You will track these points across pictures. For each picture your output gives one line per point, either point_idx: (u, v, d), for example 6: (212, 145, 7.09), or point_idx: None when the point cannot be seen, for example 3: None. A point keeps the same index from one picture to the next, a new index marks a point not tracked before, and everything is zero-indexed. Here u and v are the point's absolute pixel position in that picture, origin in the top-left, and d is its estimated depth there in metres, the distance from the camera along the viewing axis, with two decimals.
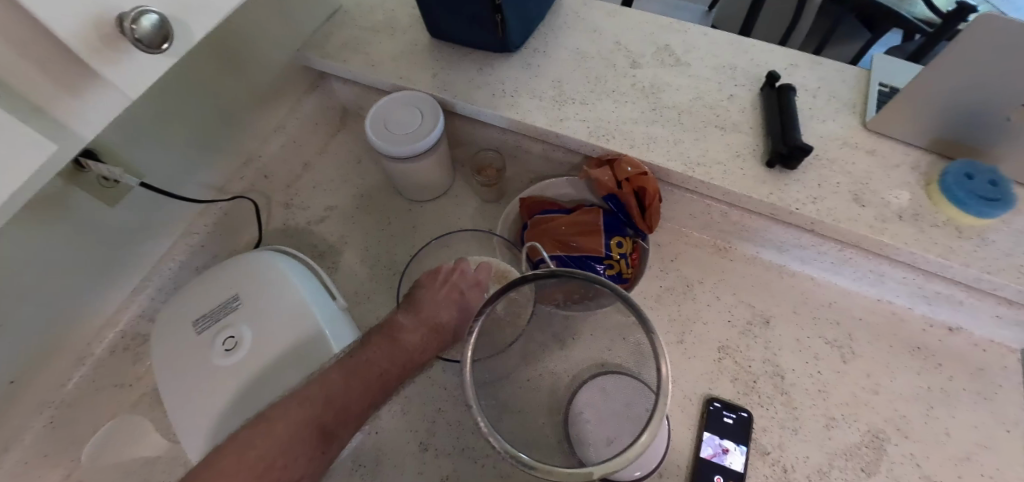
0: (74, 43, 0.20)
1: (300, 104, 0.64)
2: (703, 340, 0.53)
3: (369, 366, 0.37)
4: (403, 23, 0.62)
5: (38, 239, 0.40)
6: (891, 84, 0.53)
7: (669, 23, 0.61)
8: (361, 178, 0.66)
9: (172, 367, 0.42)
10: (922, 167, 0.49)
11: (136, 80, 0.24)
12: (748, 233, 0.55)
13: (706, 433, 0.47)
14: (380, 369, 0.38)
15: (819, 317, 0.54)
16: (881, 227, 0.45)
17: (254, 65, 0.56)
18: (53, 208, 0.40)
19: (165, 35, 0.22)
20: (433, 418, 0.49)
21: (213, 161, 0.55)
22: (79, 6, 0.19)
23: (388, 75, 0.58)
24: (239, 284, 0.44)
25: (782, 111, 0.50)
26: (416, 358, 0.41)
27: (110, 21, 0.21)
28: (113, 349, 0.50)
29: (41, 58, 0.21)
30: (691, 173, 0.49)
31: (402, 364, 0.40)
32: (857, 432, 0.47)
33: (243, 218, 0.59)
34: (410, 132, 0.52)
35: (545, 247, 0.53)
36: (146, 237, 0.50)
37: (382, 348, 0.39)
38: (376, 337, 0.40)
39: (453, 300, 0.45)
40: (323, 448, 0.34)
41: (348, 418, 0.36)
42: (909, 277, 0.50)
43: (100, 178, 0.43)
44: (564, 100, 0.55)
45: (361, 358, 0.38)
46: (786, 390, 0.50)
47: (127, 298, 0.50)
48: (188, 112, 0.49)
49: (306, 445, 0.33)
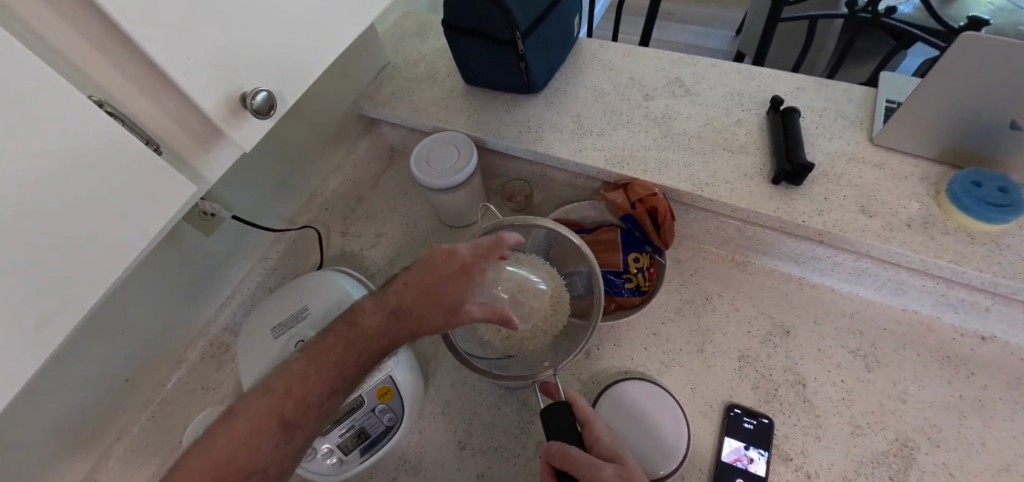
0: (212, 113, 0.28)
1: (355, 146, 0.75)
2: (722, 349, 0.55)
3: (325, 352, 0.39)
4: (442, 73, 0.71)
5: (156, 260, 0.51)
6: (899, 100, 0.55)
7: (680, 58, 0.67)
8: (406, 208, 0.74)
9: (253, 370, 0.50)
10: (932, 178, 0.51)
11: (251, 139, 0.32)
12: (765, 247, 0.58)
13: (728, 438, 0.49)
14: (334, 356, 0.39)
15: (841, 327, 0.55)
16: (889, 236, 0.48)
17: (319, 116, 0.67)
18: (168, 236, 0.51)
19: (272, 104, 0.31)
20: (470, 421, 0.54)
21: (285, 198, 0.65)
22: (216, 91, 0.28)
23: (428, 118, 0.67)
24: (307, 299, 0.53)
25: (787, 133, 0.54)
26: (376, 343, 0.40)
27: (236, 98, 0.29)
28: (203, 356, 0.59)
29: (190, 126, 0.30)
30: (700, 192, 0.53)
31: (357, 349, 0.40)
32: (885, 440, 0.48)
33: (309, 245, 0.69)
34: (447, 166, 0.60)
35: None
36: (233, 260, 0.60)
37: (339, 335, 0.40)
38: (338, 325, 0.41)
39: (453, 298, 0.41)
40: (287, 440, 0.37)
41: None
42: (929, 285, 0.50)
43: (202, 213, 0.53)
44: (583, 132, 0.61)
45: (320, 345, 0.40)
46: (809, 398, 0.51)
47: (215, 313, 0.60)
48: (263, 157, 0.60)
49: (268, 434, 0.36)
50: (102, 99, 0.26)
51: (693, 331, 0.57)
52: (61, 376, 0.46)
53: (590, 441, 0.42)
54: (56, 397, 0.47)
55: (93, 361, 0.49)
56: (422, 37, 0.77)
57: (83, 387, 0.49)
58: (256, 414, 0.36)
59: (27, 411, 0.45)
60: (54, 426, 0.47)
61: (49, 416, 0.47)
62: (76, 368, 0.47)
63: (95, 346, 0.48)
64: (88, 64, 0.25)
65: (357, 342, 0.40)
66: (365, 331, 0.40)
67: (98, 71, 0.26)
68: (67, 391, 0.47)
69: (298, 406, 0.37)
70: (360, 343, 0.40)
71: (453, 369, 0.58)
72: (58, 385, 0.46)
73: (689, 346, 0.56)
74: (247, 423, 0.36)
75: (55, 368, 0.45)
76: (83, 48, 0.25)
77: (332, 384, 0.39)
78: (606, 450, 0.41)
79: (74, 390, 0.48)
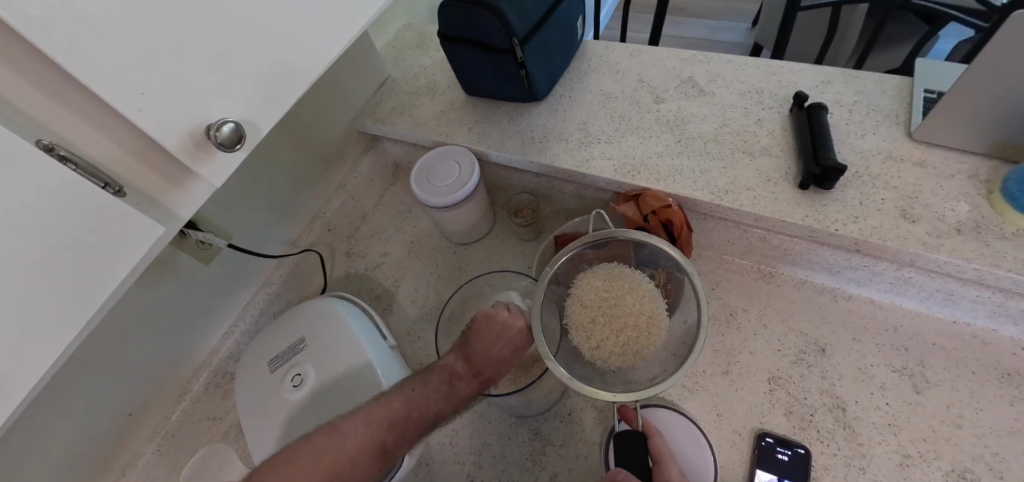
0: (176, 147, 0.26)
1: (357, 163, 0.73)
2: (750, 371, 0.51)
3: (426, 398, 0.41)
4: (443, 84, 0.69)
5: (152, 292, 0.50)
6: (938, 90, 0.50)
7: (692, 56, 0.63)
8: (411, 224, 0.72)
9: (252, 405, 0.49)
10: (981, 175, 0.46)
11: (221, 174, 0.30)
12: (791, 257, 0.53)
13: (760, 471, 0.45)
14: (435, 402, 0.41)
15: (883, 343, 0.50)
16: (937, 244, 0.43)
17: (318, 136, 0.65)
18: (162, 269, 0.50)
19: (240, 137, 0.28)
20: (479, 452, 0.51)
21: (287, 221, 0.64)
22: (179, 124, 0.26)
23: (429, 133, 0.64)
24: (304, 329, 0.51)
25: (813, 132, 0.49)
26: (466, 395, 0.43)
27: (202, 130, 0.27)
28: (207, 386, 0.58)
29: (158, 164, 0.29)
30: (719, 201, 0.49)
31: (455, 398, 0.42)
32: (938, 472, 0.43)
33: (312, 268, 0.67)
34: (448, 183, 0.57)
35: (610, 269, 0.52)
36: (237, 287, 0.59)
37: (439, 384, 0.42)
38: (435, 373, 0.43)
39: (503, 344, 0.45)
40: (381, 464, 0.38)
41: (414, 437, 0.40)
42: (984, 296, 0.45)
43: (198, 242, 0.52)
44: (590, 140, 0.58)
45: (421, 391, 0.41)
46: (850, 424, 0.46)
47: (219, 342, 0.59)
48: (266, 182, 0.59)
49: (371, 461, 0.38)
50: (51, 142, 0.24)
51: (717, 351, 0.53)
52: (58, 414, 0.46)
53: (660, 478, 0.40)
54: (54, 436, 0.46)
55: (94, 397, 0.48)
56: (423, 49, 0.75)
57: (84, 425, 0.48)
58: (359, 446, 0.37)
59: (22, 454, 0.44)
60: (54, 466, 0.47)
61: (48, 458, 0.46)
62: (76, 405, 0.47)
63: (93, 382, 0.48)
64: (37, 108, 0.24)
65: (462, 394, 0.43)
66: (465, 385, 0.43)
67: (43, 109, 0.24)
68: (66, 429, 0.47)
69: (398, 438, 0.39)
70: (454, 399, 0.42)
71: None
72: (56, 423, 0.46)
73: (713, 367, 0.52)
74: (354, 446, 0.37)
75: (49, 406, 0.45)
76: (34, 95, 0.24)
77: (431, 417, 0.41)
78: None
79: (76, 428, 0.47)
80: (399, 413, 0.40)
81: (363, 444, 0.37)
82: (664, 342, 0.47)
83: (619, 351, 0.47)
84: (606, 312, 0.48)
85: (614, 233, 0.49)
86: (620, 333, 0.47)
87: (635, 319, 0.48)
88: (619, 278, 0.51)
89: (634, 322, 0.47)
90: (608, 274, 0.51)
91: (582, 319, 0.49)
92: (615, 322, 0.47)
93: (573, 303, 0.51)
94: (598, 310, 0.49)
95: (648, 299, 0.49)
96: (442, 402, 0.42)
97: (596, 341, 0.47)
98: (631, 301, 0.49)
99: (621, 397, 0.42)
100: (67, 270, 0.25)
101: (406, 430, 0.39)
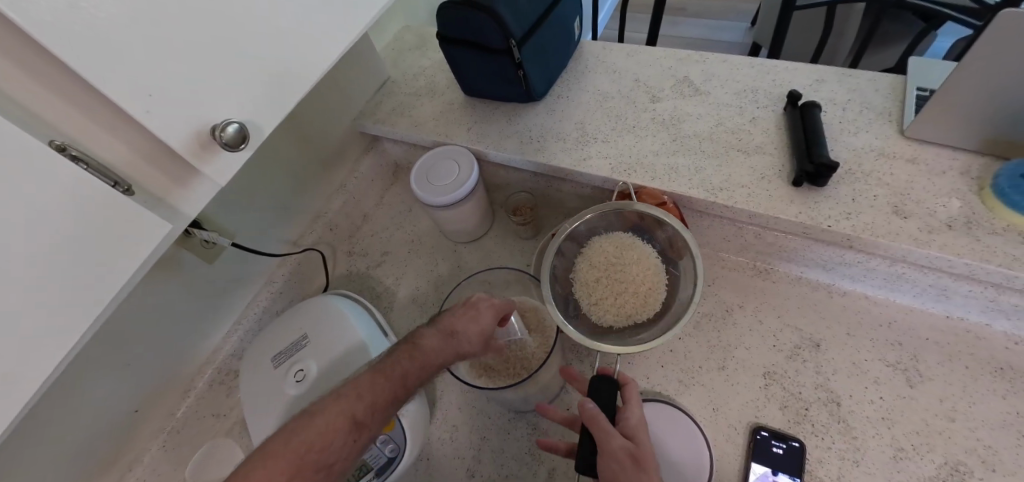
0: (181, 147, 0.27)
1: (358, 164, 0.74)
2: (746, 366, 0.52)
3: (391, 366, 0.40)
4: (442, 85, 0.70)
5: (157, 289, 0.51)
6: (930, 88, 0.51)
7: (687, 56, 0.63)
8: (412, 224, 0.73)
9: (255, 401, 0.50)
10: (972, 172, 0.46)
11: (225, 173, 0.31)
12: (787, 253, 0.54)
13: (755, 464, 0.46)
14: (401, 370, 0.40)
15: (878, 339, 0.50)
16: (928, 239, 0.43)
17: (319, 136, 0.66)
18: (168, 267, 0.51)
19: (244, 137, 0.29)
20: (478, 447, 0.52)
21: (289, 221, 0.65)
22: (185, 124, 0.27)
23: (428, 133, 0.65)
24: (306, 325, 0.52)
25: (806, 129, 0.50)
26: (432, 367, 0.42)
27: (206, 131, 0.28)
28: (211, 383, 0.59)
29: (165, 163, 0.30)
30: (714, 199, 0.50)
31: (422, 370, 0.41)
32: (931, 465, 0.43)
33: (314, 267, 0.68)
34: (448, 182, 0.58)
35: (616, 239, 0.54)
36: (240, 285, 0.60)
37: (404, 354, 0.41)
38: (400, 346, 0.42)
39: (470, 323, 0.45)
40: (355, 437, 0.36)
41: (388, 410, 0.39)
42: (975, 290, 0.46)
43: (202, 241, 0.53)
44: (587, 139, 0.59)
45: (386, 362, 0.40)
46: (844, 418, 0.47)
47: (222, 339, 0.60)
48: (268, 182, 0.60)
49: (343, 434, 0.36)
50: (64, 142, 0.26)
51: (713, 347, 0.54)
52: (66, 409, 0.47)
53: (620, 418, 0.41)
54: (62, 431, 0.47)
55: (100, 393, 0.49)
56: (422, 50, 0.76)
57: (91, 420, 0.49)
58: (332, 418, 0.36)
59: (30, 449, 0.45)
60: (62, 460, 0.48)
61: (56, 453, 0.47)
62: (83, 400, 0.48)
63: (99, 378, 0.49)
64: (48, 110, 0.25)
65: (427, 365, 0.42)
66: (428, 355, 0.42)
67: (53, 110, 0.25)
68: (73, 424, 0.48)
69: (368, 408, 0.37)
70: (420, 371, 0.41)
71: (461, 392, 0.56)
72: (64, 418, 0.47)
73: (709, 363, 0.53)
74: (325, 420, 0.35)
75: (57, 401, 0.46)
76: (45, 97, 0.25)
77: (398, 387, 0.39)
78: (629, 428, 0.39)
79: (83, 423, 0.49)
80: (366, 382, 0.38)
81: (332, 417, 0.36)
82: (657, 313, 0.49)
83: (614, 311, 0.50)
84: (611, 275, 0.51)
85: (609, 205, 0.51)
86: (619, 296, 0.50)
87: (638, 286, 0.50)
88: (625, 248, 0.53)
89: (635, 289, 0.50)
90: (615, 240, 0.54)
91: (587, 275, 0.52)
92: (619, 286, 0.50)
93: (582, 260, 0.54)
94: (604, 271, 0.52)
95: (650, 274, 0.51)
96: (407, 371, 0.40)
97: (596, 300, 0.50)
98: (635, 271, 0.51)
99: (606, 347, 0.44)
100: (76, 265, 0.26)
101: (376, 399, 0.38)
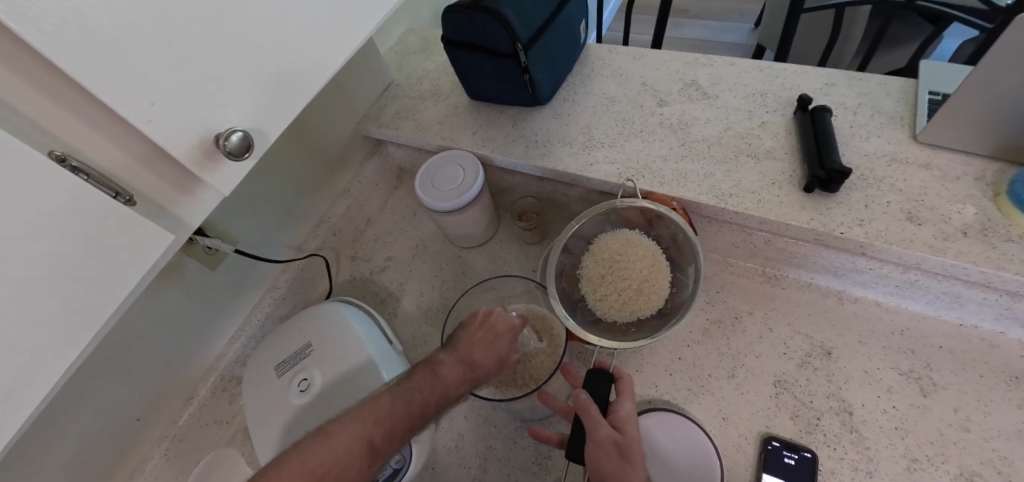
0: (184, 157, 0.27)
1: (362, 168, 0.73)
2: (756, 374, 0.51)
3: (411, 392, 0.40)
4: (446, 89, 0.70)
5: (160, 296, 0.50)
6: (942, 91, 0.50)
7: (694, 59, 0.63)
8: (416, 228, 0.73)
9: (258, 409, 0.49)
10: (987, 177, 0.46)
11: (228, 182, 0.31)
12: (797, 259, 0.53)
13: (766, 475, 0.45)
14: (420, 397, 0.40)
15: (890, 347, 0.50)
16: (942, 247, 0.43)
17: (323, 141, 0.66)
18: (171, 274, 0.50)
19: (249, 146, 0.29)
20: (484, 456, 0.51)
21: (292, 226, 0.65)
22: (189, 133, 0.26)
23: (433, 137, 0.65)
24: (309, 333, 0.51)
25: (817, 134, 0.49)
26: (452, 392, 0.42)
27: (210, 140, 0.27)
28: (214, 390, 0.58)
29: (167, 172, 0.29)
30: (723, 205, 0.49)
31: (440, 395, 0.41)
32: (946, 476, 0.42)
33: (317, 272, 0.68)
34: (453, 187, 0.57)
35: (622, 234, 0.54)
36: (243, 291, 0.60)
37: (425, 379, 0.42)
38: (420, 369, 0.43)
39: (488, 344, 0.45)
40: (370, 463, 0.36)
41: (403, 435, 0.39)
42: (990, 298, 0.45)
43: (205, 248, 0.52)
44: (593, 143, 0.58)
45: (406, 386, 0.41)
46: (857, 428, 0.46)
47: (225, 346, 0.60)
48: (271, 188, 0.60)
49: (359, 459, 0.36)
50: (63, 152, 0.25)
51: (722, 354, 0.53)
52: (68, 418, 0.46)
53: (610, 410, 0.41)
54: (64, 440, 0.46)
55: (102, 402, 0.49)
56: (426, 53, 0.75)
57: (93, 428, 0.49)
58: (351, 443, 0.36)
59: (31, 459, 0.44)
60: (64, 470, 0.47)
61: (57, 462, 0.46)
62: (85, 409, 0.47)
63: (101, 386, 0.48)
64: (50, 119, 0.24)
65: (447, 392, 0.42)
66: (449, 382, 0.42)
67: (55, 120, 0.25)
68: (76, 433, 0.47)
69: (386, 433, 0.37)
70: (440, 396, 0.41)
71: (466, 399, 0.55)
72: (66, 427, 0.46)
73: (718, 371, 0.52)
74: (344, 445, 0.36)
75: (59, 410, 0.45)
76: (46, 106, 0.24)
77: (417, 416, 0.40)
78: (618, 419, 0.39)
79: (86, 432, 0.48)
80: (386, 408, 0.39)
81: (349, 442, 0.36)
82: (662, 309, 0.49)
83: (618, 307, 0.49)
84: (615, 271, 0.51)
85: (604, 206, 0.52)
86: (622, 292, 0.49)
87: (641, 282, 0.49)
88: (630, 244, 0.52)
89: (638, 285, 0.49)
90: (620, 237, 0.54)
91: (592, 272, 0.52)
92: (622, 282, 0.50)
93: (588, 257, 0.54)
94: (606, 267, 0.51)
95: (654, 271, 0.50)
96: (427, 397, 0.41)
97: (599, 297, 0.50)
98: (639, 266, 0.51)
99: (603, 342, 0.46)
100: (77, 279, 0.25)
101: (394, 426, 0.38)
